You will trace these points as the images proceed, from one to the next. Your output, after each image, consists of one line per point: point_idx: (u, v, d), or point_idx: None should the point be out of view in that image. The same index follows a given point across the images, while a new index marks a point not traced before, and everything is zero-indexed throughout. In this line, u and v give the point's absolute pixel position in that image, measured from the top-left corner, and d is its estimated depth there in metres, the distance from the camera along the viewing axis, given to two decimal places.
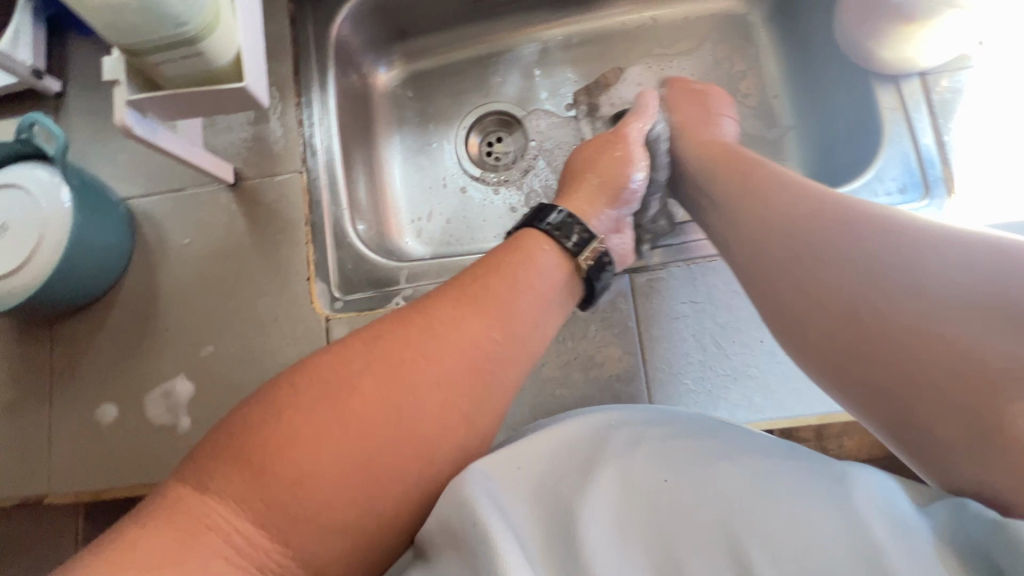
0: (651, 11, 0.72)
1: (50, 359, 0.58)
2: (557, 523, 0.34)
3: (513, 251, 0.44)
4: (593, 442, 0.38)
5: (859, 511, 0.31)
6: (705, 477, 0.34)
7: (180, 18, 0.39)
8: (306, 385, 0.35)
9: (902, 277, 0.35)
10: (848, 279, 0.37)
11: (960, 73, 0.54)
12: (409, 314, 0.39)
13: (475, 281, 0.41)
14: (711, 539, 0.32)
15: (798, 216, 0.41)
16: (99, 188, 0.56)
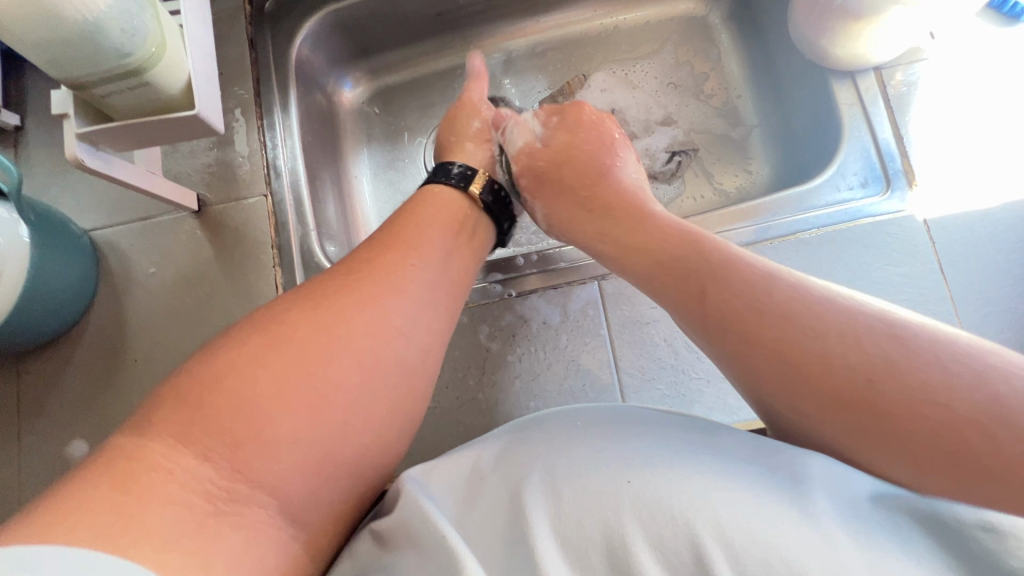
0: (612, 17, 0.72)
1: (17, 397, 0.57)
2: (505, 526, 0.34)
3: (413, 229, 0.45)
4: (543, 442, 0.37)
5: (821, 511, 0.31)
6: (659, 475, 0.33)
7: (124, 49, 0.39)
8: (203, 393, 0.33)
9: (848, 323, 0.33)
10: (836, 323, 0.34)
11: (914, 65, 0.55)
12: (313, 303, 0.38)
13: (376, 265, 0.42)
14: (671, 541, 0.31)
15: (725, 258, 0.39)
16: (60, 220, 0.55)
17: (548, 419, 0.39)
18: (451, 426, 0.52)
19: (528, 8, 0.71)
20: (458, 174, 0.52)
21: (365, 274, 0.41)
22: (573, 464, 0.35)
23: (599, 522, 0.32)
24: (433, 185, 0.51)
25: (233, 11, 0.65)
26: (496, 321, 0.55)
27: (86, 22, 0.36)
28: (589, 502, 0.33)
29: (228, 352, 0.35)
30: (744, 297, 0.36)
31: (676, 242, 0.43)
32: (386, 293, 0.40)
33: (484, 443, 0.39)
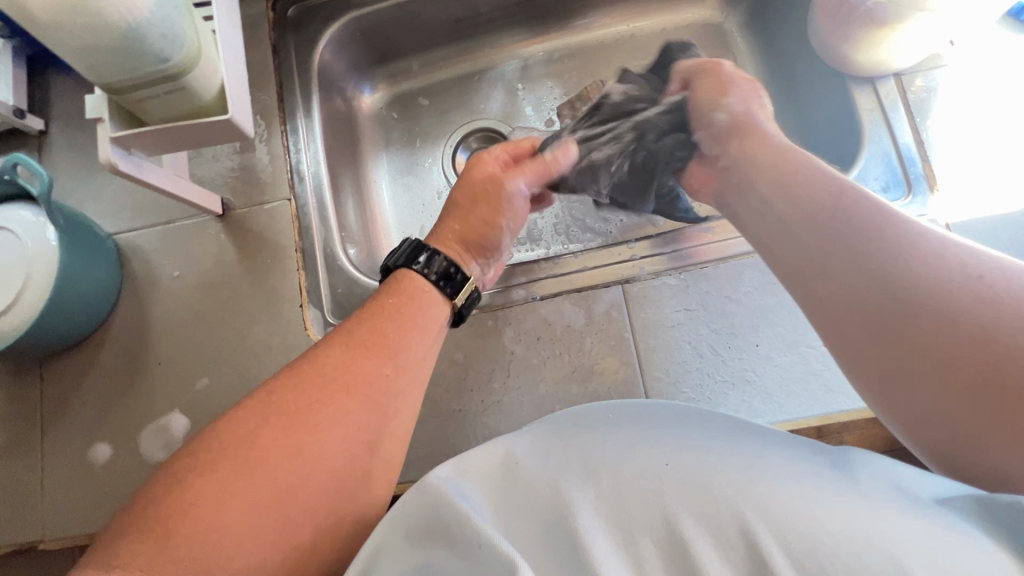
0: (629, 24, 0.73)
1: (41, 400, 0.57)
2: (543, 512, 0.33)
3: (398, 304, 0.45)
4: (580, 433, 0.37)
5: (870, 493, 0.31)
6: (697, 456, 0.33)
7: (162, 54, 0.39)
8: (213, 455, 0.35)
9: (923, 268, 0.35)
10: (947, 289, 0.33)
11: (933, 71, 0.56)
12: (310, 370, 0.40)
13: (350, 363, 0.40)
14: (718, 522, 0.31)
15: (823, 208, 0.40)
16: (85, 224, 0.56)
17: (580, 413, 0.40)
18: (475, 429, 0.52)
19: (546, 15, 0.72)
20: (422, 263, 0.47)
21: (355, 341, 0.42)
22: (616, 455, 0.35)
23: (640, 506, 0.32)
24: (404, 271, 0.47)
25: (256, 16, 0.65)
26: (519, 323, 0.55)
27: (127, 27, 0.37)
28: (630, 486, 0.33)
29: (237, 419, 0.37)
30: (870, 238, 0.37)
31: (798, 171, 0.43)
32: (370, 358, 0.41)
33: (517, 436, 0.38)
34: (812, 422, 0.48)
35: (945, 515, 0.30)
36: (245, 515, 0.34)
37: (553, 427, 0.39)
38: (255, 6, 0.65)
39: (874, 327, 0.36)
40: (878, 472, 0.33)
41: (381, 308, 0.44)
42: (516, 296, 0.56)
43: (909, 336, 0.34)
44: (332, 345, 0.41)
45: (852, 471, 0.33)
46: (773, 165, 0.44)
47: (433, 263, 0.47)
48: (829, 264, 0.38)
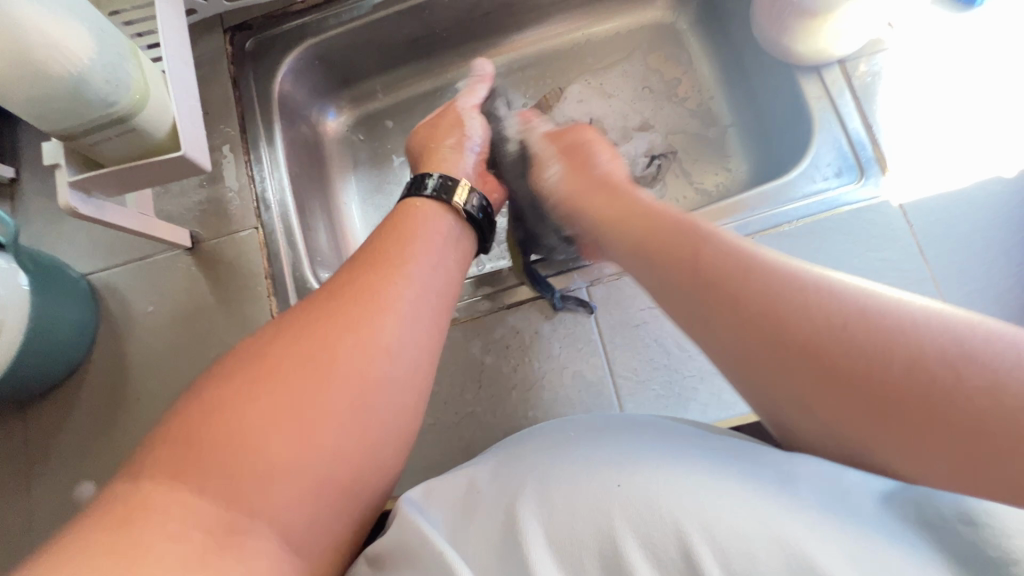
0: (583, 30, 0.74)
1: (25, 443, 0.57)
2: (497, 535, 0.34)
3: (394, 259, 0.44)
4: (536, 451, 0.38)
5: (809, 500, 0.31)
6: (651, 475, 0.33)
7: (110, 98, 0.40)
8: (177, 440, 0.33)
9: (825, 303, 0.31)
10: (821, 300, 0.31)
11: (876, 56, 0.56)
12: (283, 347, 0.37)
13: (346, 305, 0.40)
14: (663, 543, 0.31)
15: (682, 221, 0.39)
16: (57, 267, 0.57)
17: (539, 430, 0.41)
18: (451, 441, 0.53)
19: (501, 27, 0.73)
20: (433, 187, 0.52)
21: (326, 315, 0.39)
22: (569, 481, 0.35)
23: (591, 527, 0.33)
24: (415, 199, 0.51)
25: (214, 51, 0.66)
26: (488, 334, 0.56)
27: (70, 77, 0.38)
28: (581, 506, 0.33)
29: (206, 404, 0.35)
30: (731, 253, 0.35)
31: (659, 216, 0.41)
32: (351, 329, 0.38)
33: (477, 463, 0.40)
34: None
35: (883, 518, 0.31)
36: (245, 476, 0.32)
37: (512, 449, 0.40)
38: (212, 41, 0.67)
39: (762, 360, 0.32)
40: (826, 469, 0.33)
41: (387, 237, 0.46)
42: (484, 307, 0.57)
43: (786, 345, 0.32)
44: (327, 293, 0.41)
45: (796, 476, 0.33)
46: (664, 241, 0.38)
47: (433, 183, 0.52)
48: (728, 297, 0.34)
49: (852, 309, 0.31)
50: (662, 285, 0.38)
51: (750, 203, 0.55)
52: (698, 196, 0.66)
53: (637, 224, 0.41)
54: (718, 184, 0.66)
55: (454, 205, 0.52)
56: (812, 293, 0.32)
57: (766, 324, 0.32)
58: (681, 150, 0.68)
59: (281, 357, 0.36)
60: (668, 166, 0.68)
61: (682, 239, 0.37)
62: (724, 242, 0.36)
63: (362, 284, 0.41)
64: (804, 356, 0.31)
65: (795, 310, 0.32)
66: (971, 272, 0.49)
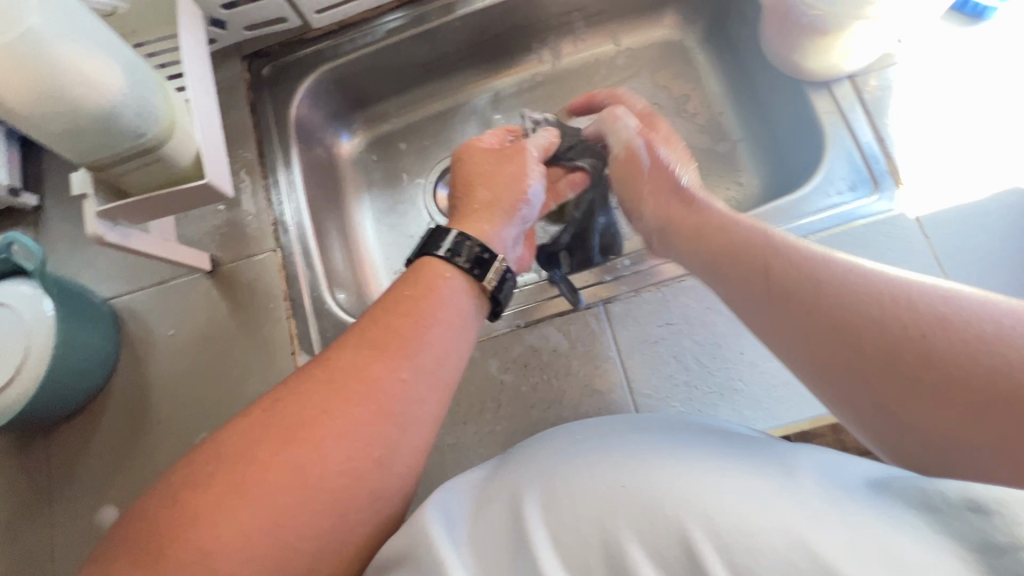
0: (592, 49, 0.75)
1: (48, 467, 0.58)
2: (507, 536, 0.35)
3: (436, 269, 0.45)
4: (551, 456, 0.38)
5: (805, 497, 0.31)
6: (655, 471, 0.34)
7: (139, 130, 0.41)
8: (208, 468, 0.35)
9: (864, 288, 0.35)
10: (876, 290, 0.35)
11: (886, 70, 0.57)
12: (314, 377, 0.39)
13: (401, 314, 0.42)
14: (664, 538, 0.32)
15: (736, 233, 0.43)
16: (81, 292, 0.58)
17: (565, 433, 0.41)
18: (471, 461, 0.52)
19: (511, 48, 0.74)
20: (449, 248, 0.46)
21: (375, 334, 0.41)
22: (578, 483, 0.35)
23: (597, 518, 0.33)
24: (426, 259, 0.46)
25: (232, 78, 0.68)
26: (506, 352, 0.56)
27: (103, 111, 0.39)
28: (589, 507, 0.34)
29: (233, 438, 0.37)
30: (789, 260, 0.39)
31: (707, 215, 0.47)
32: (380, 361, 0.39)
33: (494, 469, 0.40)
34: (805, 425, 0.48)
35: (877, 503, 0.31)
36: (256, 498, 0.34)
37: (528, 453, 0.40)
38: (230, 69, 0.68)
39: (827, 356, 0.35)
40: (821, 467, 0.34)
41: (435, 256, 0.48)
42: (501, 325, 0.57)
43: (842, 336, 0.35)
44: (384, 304, 0.43)
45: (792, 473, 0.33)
46: (723, 245, 0.43)
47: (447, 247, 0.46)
48: (777, 294, 0.38)
49: (918, 301, 0.33)
50: (722, 283, 0.43)
51: (765, 218, 0.55)
52: None
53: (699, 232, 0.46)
54: (731, 198, 0.67)
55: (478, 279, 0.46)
56: (848, 282, 0.36)
57: (802, 313, 0.37)
58: (693, 165, 0.69)
59: (324, 369, 0.39)
60: None
61: (731, 239, 0.43)
62: (783, 248, 0.40)
63: (410, 300, 0.43)
64: (844, 344, 0.34)
65: (853, 305, 0.35)
66: (991, 284, 0.49)
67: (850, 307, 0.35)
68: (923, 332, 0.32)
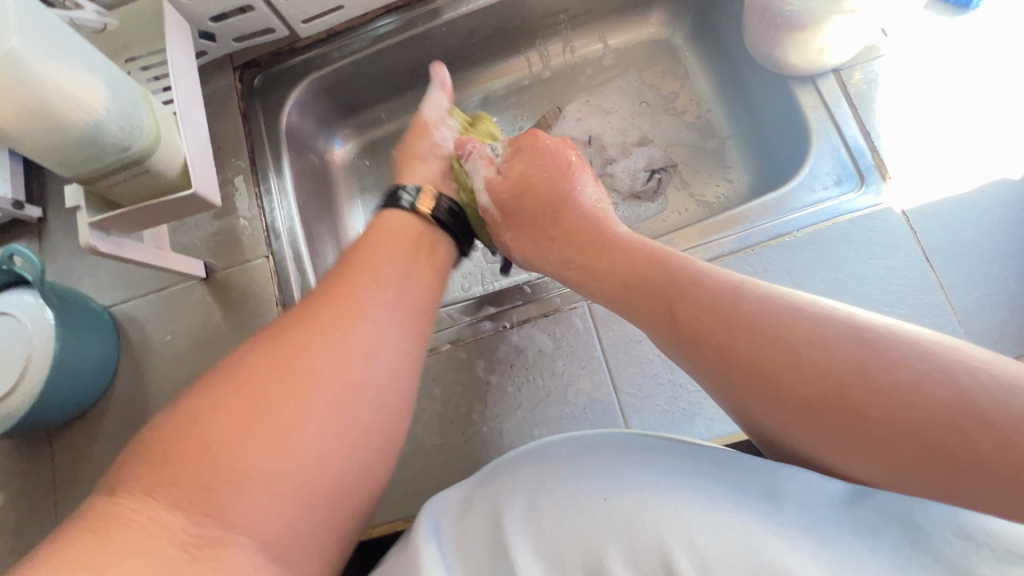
0: (579, 49, 0.75)
1: (52, 471, 0.60)
2: (487, 544, 0.34)
3: (373, 249, 0.49)
4: (531, 464, 0.37)
5: (788, 521, 0.31)
6: (632, 492, 0.33)
7: (124, 143, 0.43)
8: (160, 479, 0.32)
9: (801, 322, 0.34)
10: (819, 324, 0.34)
11: (871, 63, 0.56)
12: (254, 372, 0.38)
13: (333, 298, 0.43)
14: (643, 554, 0.31)
15: (666, 262, 0.42)
16: (82, 301, 0.59)
17: (548, 451, 0.38)
18: (459, 461, 0.53)
19: (499, 50, 0.75)
20: (410, 199, 0.54)
21: (326, 312, 0.42)
22: (555, 494, 0.34)
23: (577, 540, 0.32)
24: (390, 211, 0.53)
25: (225, 89, 0.69)
26: (491, 353, 0.56)
27: (87, 126, 0.40)
28: (570, 526, 0.33)
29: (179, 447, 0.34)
30: (718, 292, 0.38)
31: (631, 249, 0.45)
32: (341, 341, 0.41)
33: (477, 474, 0.40)
34: None
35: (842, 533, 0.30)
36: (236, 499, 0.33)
37: (510, 458, 0.39)
38: (222, 80, 0.69)
39: (769, 390, 0.34)
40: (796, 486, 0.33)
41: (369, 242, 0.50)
42: (487, 327, 0.57)
43: (776, 376, 0.34)
44: (324, 287, 0.45)
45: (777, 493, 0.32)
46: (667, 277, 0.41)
47: (403, 200, 0.54)
48: (706, 334, 0.37)
49: (862, 336, 0.33)
50: (652, 324, 0.41)
51: (750, 215, 0.55)
52: (700, 208, 0.66)
53: (628, 255, 0.45)
54: (720, 195, 0.66)
55: (422, 214, 0.54)
56: (791, 317, 0.35)
57: (735, 351, 0.35)
58: (681, 163, 0.69)
59: (260, 366, 0.38)
60: (668, 179, 0.68)
61: (661, 272, 0.42)
62: (712, 281, 0.39)
63: (342, 287, 0.44)
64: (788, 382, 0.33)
65: (795, 344, 0.34)
66: (980, 277, 0.48)
67: (792, 351, 0.34)
68: (863, 377, 0.32)
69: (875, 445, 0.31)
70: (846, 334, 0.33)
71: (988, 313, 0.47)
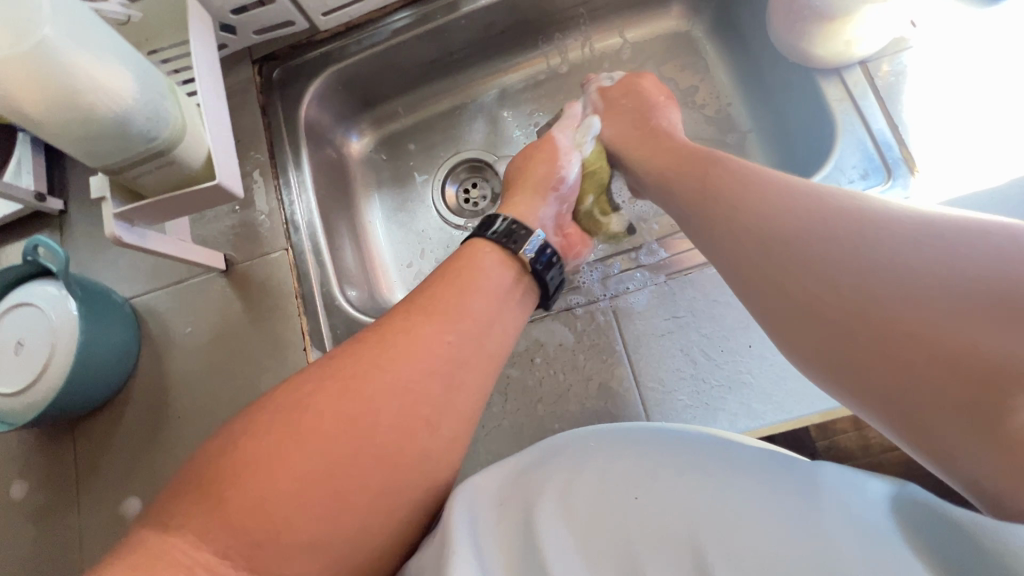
0: (597, 43, 0.75)
1: (74, 461, 0.60)
2: (518, 535, 0.33)
3: (468, 262, 0.46)
4: (565, 463, 0.37)
5: (830, 527, 0.29)
6: (666, 486, 0.33)
7: (150, 134, 0.43)
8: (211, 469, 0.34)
9: (832, 220, 0.36)
10: (872, 235, 0.34)
11: (899, 55, 0.55)
12: (331, 383, 0.37)
13: (440, 299, 0.43)
14: (675, 550, 0.30)
15: (748, 184, 0.42)
16: (104, 292, 0.60)
17: (596, 445, 0.38)
18: (480, 454, 0.53)
19: (517, 43, 0.74)
20: (500, 232, 0.49)
21: (418, 309, 0.42)
22: (590, 491, 0.34)
23: (609, 534, 0.32)
24: (478, 239, 0.49)
25: (243, 82, 0.69)
26: (512, 347, 0.56)
27: (114, 115, 0.40)
28: (599, 517, 0.33)
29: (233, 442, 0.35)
30: (782, 215, 0.38)
31: (705, 169, 0.46)
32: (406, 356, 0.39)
33: (513, 466, 0.39)
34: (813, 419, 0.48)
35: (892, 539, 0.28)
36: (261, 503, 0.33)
37: (547, 454, 0.39)
38: (241, 73, 0.69)
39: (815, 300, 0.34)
40: (839, 483, 0.32)
41: (459, 256, 0.47)
42: None
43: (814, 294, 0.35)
44: (407, 304, 0.43)
45: (817, 490, 0.32)
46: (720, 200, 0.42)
47: (499, 226, 0.50)
48: (749, 238, 0.39)
49: (914, 242, 0.32)
50: (713, 246, 0.43)
51: None
52: None
53: (706, 186, 0.45)
54: None
55: (519, 257, 0.49)
56: (844, 234, 0.35)
57: (789, 265, 0.36)
58: None
59: (344, 369, 0.38)
60: None
61: (732, 186, 0.42)
62: (787, 197, 0.39)
63: (439, 297, 0.43)
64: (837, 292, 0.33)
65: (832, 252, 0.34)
66: None
67: (826, 262, 0.34)
68: (912, 284, 0.31)
69: (929, 374, 0.29)
70: (870, 243, 0.34)
71: None
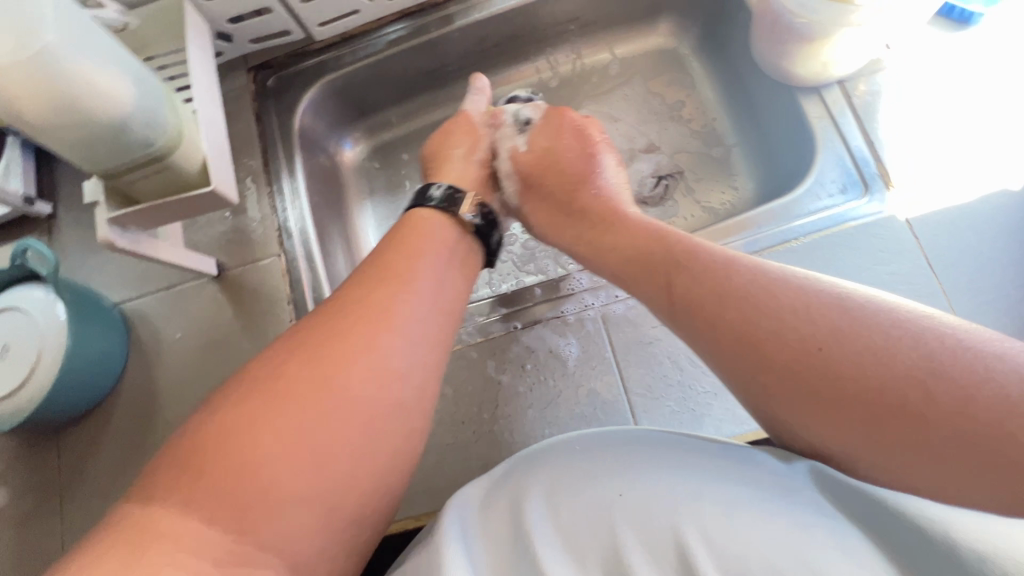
0: (587, 57, 0.77)
1: (59, 468, 0.59)
2: (509, 538, 0.35)
3: (411, 229, 0.51)
4: (547, 465, 0.38)
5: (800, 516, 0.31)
6: (646, 486, 0.34)
7: (147, 139, 0.43)
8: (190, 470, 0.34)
9: (781, 288, 0.38)
10: (833, 317, 0.35)
11: (875, 75, 0.58)
12: (274, 384, 0.38)
13: (371, 304, 0.43)
14: (661, 547, 0.32)
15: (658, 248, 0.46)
16: (93, 297, 0.59)
17: (572, 444, 0.39)
18: (470, 460, 0.54)
19: (510, 56, 0.76)
20: (439, 199, 0.54)
21: (354, 307, 0.42)
22: (571, 489, 0.35)
23: (594, 536, 0.33)
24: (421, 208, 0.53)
25: (238, 89, 0.70)
26: (503, 354, 0.57)
27: (112, 121, 0.41)
28: (584, 519, 0.34)
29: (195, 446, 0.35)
30: (745, 285, 0.39)
31: (653, 247, 0.45)
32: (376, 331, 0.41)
33: (498, 468, 0.41)
34: None
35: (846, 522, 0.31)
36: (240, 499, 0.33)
37: (527, 457, 0.41)
38: (236, 81, 0.70)
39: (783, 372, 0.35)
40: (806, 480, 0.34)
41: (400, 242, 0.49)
42: (498, 328, 0.58)
43: (796, 366, 0.34)
44: (344, 303, 0.43)
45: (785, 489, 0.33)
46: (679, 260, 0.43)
47: (438, 195, 0.54)
48: (733, 311, 0.38)
49: (872, 327, 0.34)
50: (653, 302, 0.44)
51: (757, 220, 0.56)
52: (706, 214, 0.67)
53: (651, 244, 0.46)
54: (725, 201, 0.68)
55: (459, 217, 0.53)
56: (805, 312, 0.36)
57: (765, 341, 0.36)
58: (687, 170, 0.70)
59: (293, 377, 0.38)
60: (675, 186, 0.70)
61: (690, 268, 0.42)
62: (697, 265, 0.42)
63: (375, 295, 0.43)
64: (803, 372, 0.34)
65: (804, 329, 0.35)
66: (982, 284, 0.50)
67: (805, 325, 0.35)
68: (866, 362, 0.32)
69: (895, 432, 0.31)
70: (833, 323, 0.34)
71: (990, 319, 0.49)
